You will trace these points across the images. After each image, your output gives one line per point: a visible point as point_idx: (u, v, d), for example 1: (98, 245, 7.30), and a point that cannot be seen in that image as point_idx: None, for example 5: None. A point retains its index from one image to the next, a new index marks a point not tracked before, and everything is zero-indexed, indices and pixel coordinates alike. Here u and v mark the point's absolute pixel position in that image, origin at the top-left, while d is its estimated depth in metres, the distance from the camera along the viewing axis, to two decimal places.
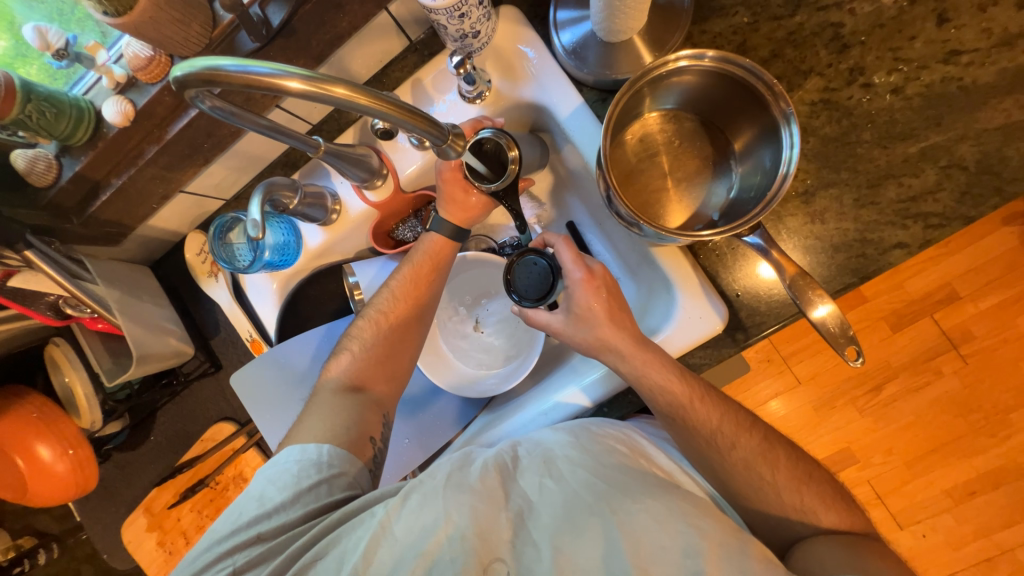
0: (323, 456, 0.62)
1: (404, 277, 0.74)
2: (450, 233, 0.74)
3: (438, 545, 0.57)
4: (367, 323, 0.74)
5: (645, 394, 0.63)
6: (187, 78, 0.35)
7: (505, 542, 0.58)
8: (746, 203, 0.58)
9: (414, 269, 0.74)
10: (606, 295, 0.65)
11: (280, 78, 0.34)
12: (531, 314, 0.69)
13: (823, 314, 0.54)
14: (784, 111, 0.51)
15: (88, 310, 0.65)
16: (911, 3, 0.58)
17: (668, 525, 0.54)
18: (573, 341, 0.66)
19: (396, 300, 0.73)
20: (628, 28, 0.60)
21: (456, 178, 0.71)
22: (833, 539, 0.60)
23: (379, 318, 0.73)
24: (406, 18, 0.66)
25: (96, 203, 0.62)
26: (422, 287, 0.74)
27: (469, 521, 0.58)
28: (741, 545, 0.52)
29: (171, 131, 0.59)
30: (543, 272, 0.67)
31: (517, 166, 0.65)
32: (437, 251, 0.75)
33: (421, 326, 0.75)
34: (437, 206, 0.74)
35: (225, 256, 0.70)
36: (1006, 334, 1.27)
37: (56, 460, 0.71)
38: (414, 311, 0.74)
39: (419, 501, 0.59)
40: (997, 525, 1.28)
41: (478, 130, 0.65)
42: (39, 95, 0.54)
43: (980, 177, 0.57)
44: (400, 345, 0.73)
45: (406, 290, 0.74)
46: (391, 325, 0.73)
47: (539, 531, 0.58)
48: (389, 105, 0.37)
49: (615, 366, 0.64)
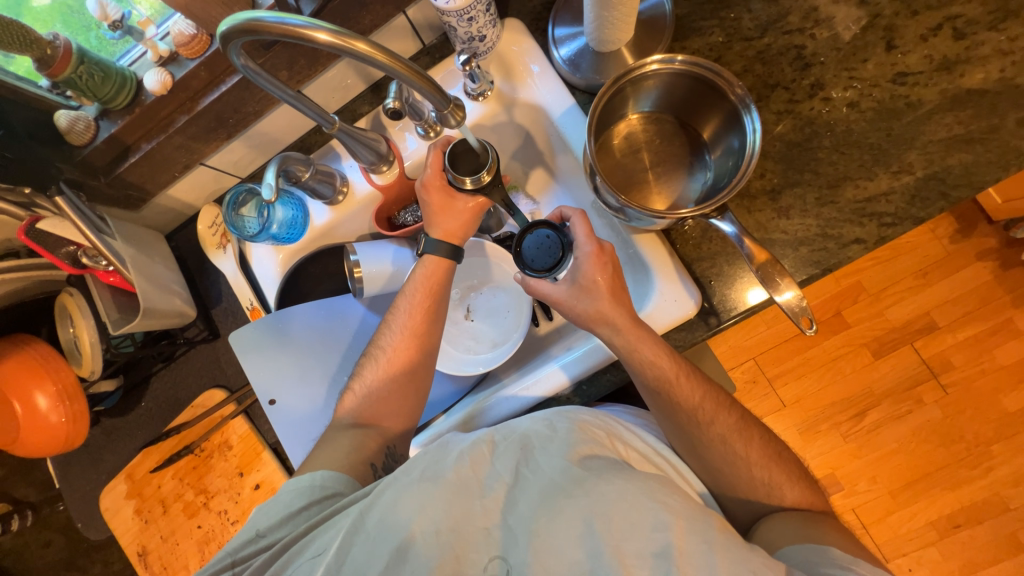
0: (317, 481, 0.66)
1: (403, 311, 0.76)
2: (446, 253, 0.76)
3: (415, 536, 0.58)
4: (372, 361, 0.76)
5: (634, 368, 0.65)
6: (231, 29, 0.44)
7: (481, 530, 0.59)
8: (718, 190, 0.64)
9: (409, 300, 0.76)
10: (613, 271, 0.66)
11: (312, 30, 0.42)
12: (534, 284, 0.69)
13: (789, 298, 0.57)
14: (742, 98, 0.58)
15: (104, 263, 0.69)
16: (863, 32, 0.66)
17: (637, 504, 0.54)
18: (573, 312, 0.67)
19: (395, 335, 0.76)
20: (616, 40, 0.67)
21: (439, 188, 0.73)
22: (796, 516, 0.62)
23: (382, 355, 0.76)
24: (421, 23, 0.74)
25: (125, 164, 0.67)
26: (422, 321, 0.75)
27: (445, 514, 0.59)
28: (704, 516, 0.53)
29: (201, 103, 0.66)
30: (555, 244, 0.65)
31: (491, 176, 0.65)
32: (430, 276, 0.76)
33: (425, 361, 0.76)
34: (427, 228, 0.76)
35: (235, 224, 0.75)
36: (984, 366, 1.31)
37: (51, 410, 0.74)
38: (414, 346, 0.75)
39: (393, 496, 0.60)
40: (983, 561, 1.27)
41: (445, 151, 0.70)
42: (91, 59, 0.61)
43: (927, 182, 0.64)
44: (405, 380, 0.74)
45: (402, 324, 0.76)
46: (392, 360, 0.75)
47: (516, 517, 0.59)
48: (400, 64, 0.46)
49: (609, 339, 0.65)
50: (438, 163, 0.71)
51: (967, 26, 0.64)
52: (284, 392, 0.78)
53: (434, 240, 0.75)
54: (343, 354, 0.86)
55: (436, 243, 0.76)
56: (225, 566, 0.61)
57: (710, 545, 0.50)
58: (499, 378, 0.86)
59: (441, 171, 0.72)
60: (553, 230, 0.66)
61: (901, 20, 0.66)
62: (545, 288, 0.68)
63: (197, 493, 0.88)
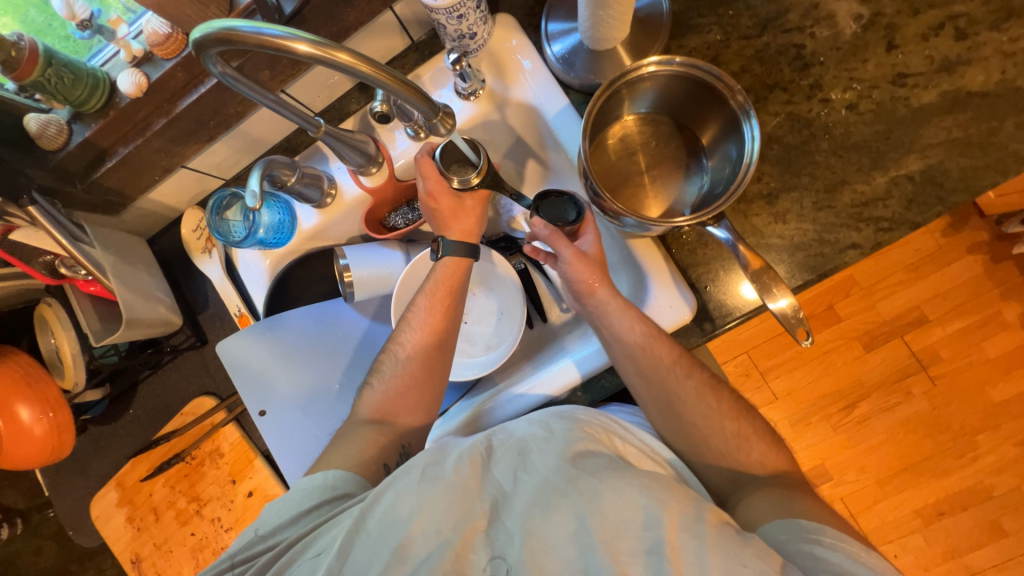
0: (329, 480, 0.65)
1: (421, 308, 0.74)
2: (464, 252, 0.75)
3: (414, 537, 0.57)
4: (391, 357, 0.75)
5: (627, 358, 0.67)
6: (205, 38, 0.42)
7: (479, 533, 0.57)
8: (714, 196, 0.63)
9: (429, 298, 0.74)
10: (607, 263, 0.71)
11: (291, 41, 0.40)
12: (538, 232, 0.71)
13: (784, 306, 0.57)
14: (742, 104, 0.57)
15: (83, 272, 0.67)
16: (864, 30, 0.65)
17: (630, 499, 0.54)
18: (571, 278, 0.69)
19: (413, 331, 0.74)
20: (612, 38, 0.65)
21: (444, 190, 0.71)
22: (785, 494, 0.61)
23: (401, 352, 0.74)
24: (409, 18, 0.71)
25: (101, 169, 0.65)
26: (442, 317, 0.74)
27: (445, 516, 0.58)
28: (697, 511, 0.53)
29: (179, 105, 0.63)
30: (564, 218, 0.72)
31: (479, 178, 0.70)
32: (451, 274, 0.75)
33: (444, 356, 0.74)
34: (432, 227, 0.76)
35: (220, 230, 0.72)
36: (973, 358, 1.32)
37: (35, 422, 0.72)
38: (434, 344, 0.73)
39: (393, 496, 0.59)
40: (966, 547, 1.30)
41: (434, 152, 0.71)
42: (60, 62, 0.58)
43: (925, 187, 0.63)
44: (422, 377, 0.73)
45: (422, 321, 0.74)
46: (411, 359, 0.73)
47: (513, 519, 0.58)
48: (385, 75, 0.44)
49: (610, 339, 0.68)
50: (438, 174, 0.70)
51: (968, 26, 0.63)
52: (270, 399, 0.77)
53: (451, 241, 0.74)
54: (332, 358, 0.83)
55: (453, 245, 0.74)
56: (225, 567, 0.60)
57: (701, 540, 0.50)
58: (493, 380, 0.86)
59: (445, 180, 0.71)
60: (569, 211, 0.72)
61: (902, 19, 0.64)
62: (560, 246, 0.69)
63: (189, 501, 0.87)
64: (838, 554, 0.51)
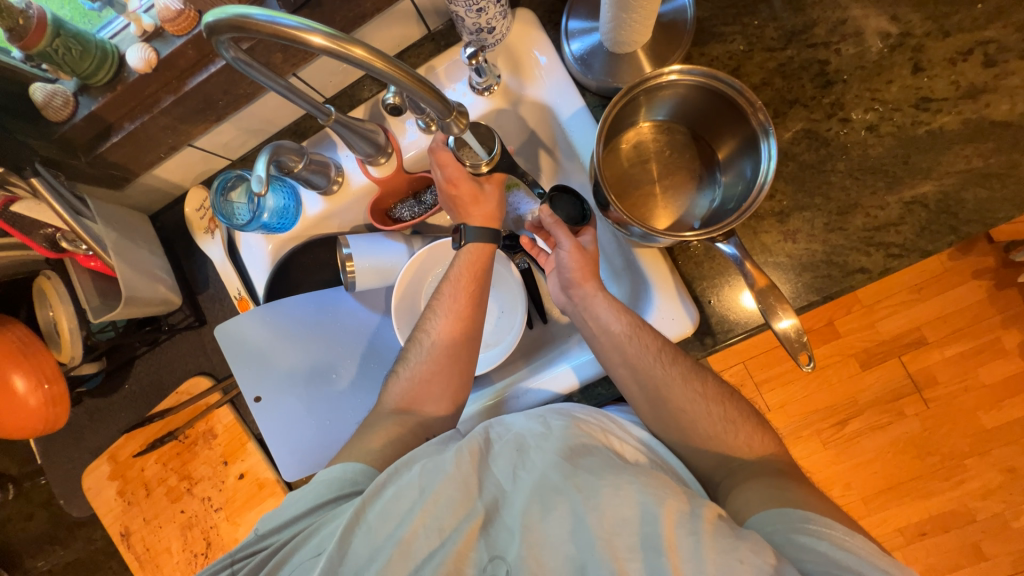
0: (348, 473, 0.65)
1: (445, 295, 0.74)
2: (489, 239, 0.75)
3: (415, 534, 0.57)
4: (417, 345, 0.75)
5: (618, 358, 0.67)
6: (218, 23, 0.41)
7: (478, 531, 0.57)
8: (725, 212, 0.63)
9: (454, 285, 0.74)
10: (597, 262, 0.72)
11: (305, 33, 0.39)
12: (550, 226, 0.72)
13: (786, 327, 0.56)
14: (762, 122, 0.56)
15: (83, 247, 0.66)
16: (891, 51, 0.64)
17: (626, 497, 0.54)
18: (563, 269, 0.72)
19: (439, 318, 0.74)
20: (633, 41, 0.64)
21: (462, 177, 0.71)
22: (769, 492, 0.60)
23: (426, 339, 0.74)
24: (428, 8, 0.70)
25: (106, 144, 0.64)
26: (467, 304, 0.74)
27: (444, 513, 0.58)
28: (695, 508, 0.52)
29: (188, 84, 0.62)
30: (571, 214, 0.73)
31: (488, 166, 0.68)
32: (476, 260, 0.75)
33: (471, 344, 0.74)
34: (448, 215, 0.76)
35: (225, 212, 0.71)
36: (967, 383, 1.32)
37: (30, 393, 0.72)
38: (461, 330, 0.73)
39: (393, 492, 0.60)
40: (944, 567, 1.32)
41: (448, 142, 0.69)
42: (68, 33, 0.57)
43: (939, 216, 0.62)
44: (448, 364, 0.72)
45: (448, 307, 0.74)
46: (435, 346, 0.73)
47: (512, 517, 0.57)
48: (400, 72, 0.43)
49: (608, 336, 0.67)
50: (455, 160, 0.69)
51: (998, 53, 0.62)
52: (265, 383, 0.76)
53: (474, 228, 0.73)
54: (331, 346, 0.83)
55: (477, 231, 0.74)
56: (224, 565, 0.60)
57: (698, 536, 0.49)
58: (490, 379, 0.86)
59: (459, 165, 0.70)
60: (575, 209, 0.73)
61: (931, 42, 0.63)
62: (560, 237, 0.70)
63: (180, 479, 0.87)
64: (822, 541, 0.50)
